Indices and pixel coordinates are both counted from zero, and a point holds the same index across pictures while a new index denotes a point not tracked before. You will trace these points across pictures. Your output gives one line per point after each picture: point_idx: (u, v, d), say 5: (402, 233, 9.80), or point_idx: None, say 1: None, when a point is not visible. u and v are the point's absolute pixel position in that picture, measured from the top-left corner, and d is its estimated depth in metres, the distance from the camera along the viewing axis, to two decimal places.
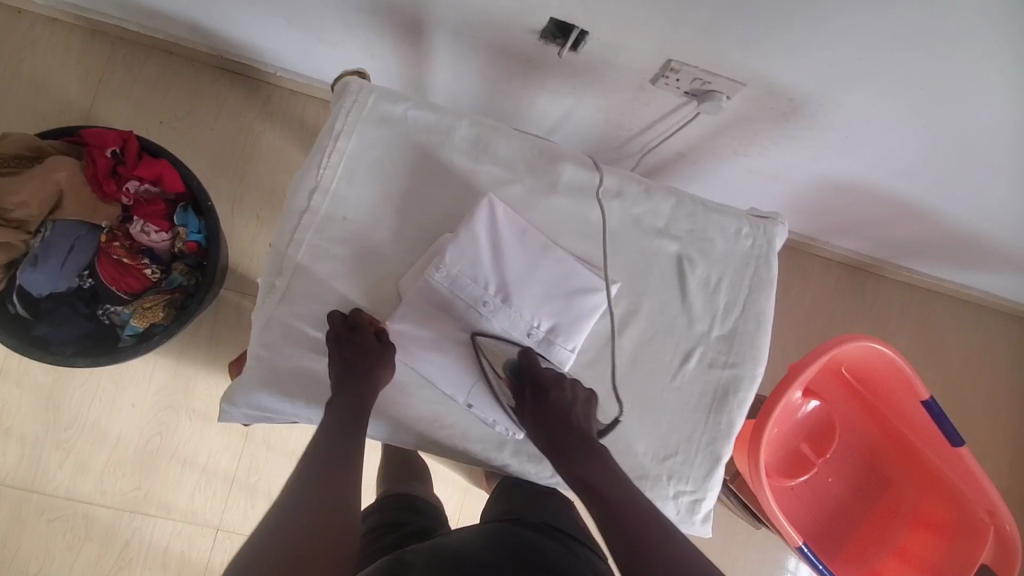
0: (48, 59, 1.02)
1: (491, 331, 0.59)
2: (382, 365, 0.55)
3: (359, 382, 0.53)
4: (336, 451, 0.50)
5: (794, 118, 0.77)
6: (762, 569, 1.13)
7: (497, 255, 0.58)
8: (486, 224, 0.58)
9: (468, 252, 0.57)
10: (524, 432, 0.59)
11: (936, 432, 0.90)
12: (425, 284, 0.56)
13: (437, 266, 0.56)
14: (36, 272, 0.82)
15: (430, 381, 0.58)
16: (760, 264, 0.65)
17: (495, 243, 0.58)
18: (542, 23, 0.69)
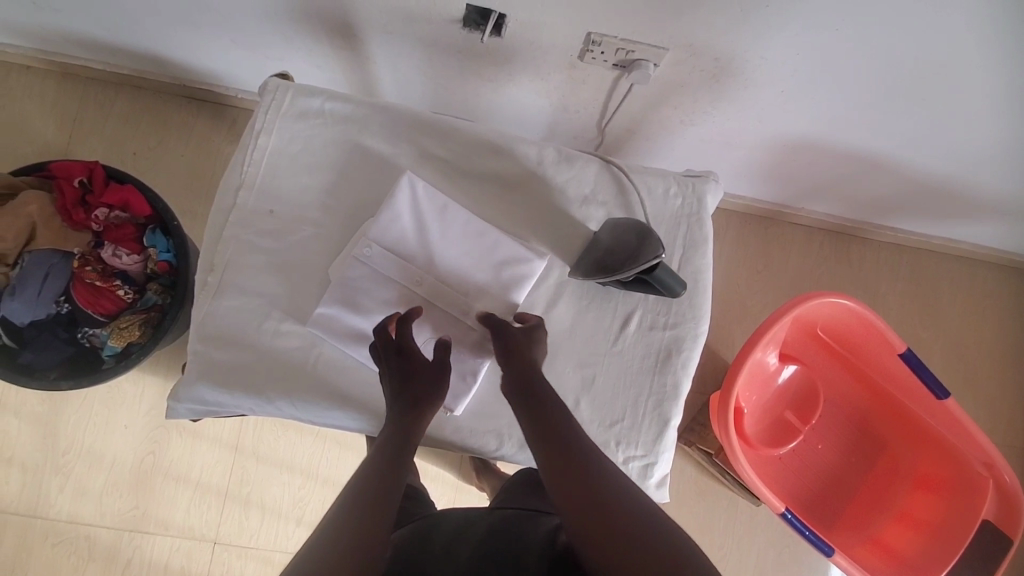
0: (24, 104, 1.09)
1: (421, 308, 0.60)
2: (435, 383, 0.54)
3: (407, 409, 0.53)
4: (390, 456, 0.51)
5: (726, 79, 0.77)
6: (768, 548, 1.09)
7: (422, 231, 0.60)
8: (409, 202, 0.60)
9: (393, 229, 0.59)
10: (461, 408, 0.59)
11: (919, 385, 0.87)
12: (353, 265, 0.58)
13: (364, 244, 0.58)
14: (15, 301, 0.86)
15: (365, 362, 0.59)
16: (692, 222, 0.64)
17: (419, 219, 0.60)
18: (459, 10, 0.71)
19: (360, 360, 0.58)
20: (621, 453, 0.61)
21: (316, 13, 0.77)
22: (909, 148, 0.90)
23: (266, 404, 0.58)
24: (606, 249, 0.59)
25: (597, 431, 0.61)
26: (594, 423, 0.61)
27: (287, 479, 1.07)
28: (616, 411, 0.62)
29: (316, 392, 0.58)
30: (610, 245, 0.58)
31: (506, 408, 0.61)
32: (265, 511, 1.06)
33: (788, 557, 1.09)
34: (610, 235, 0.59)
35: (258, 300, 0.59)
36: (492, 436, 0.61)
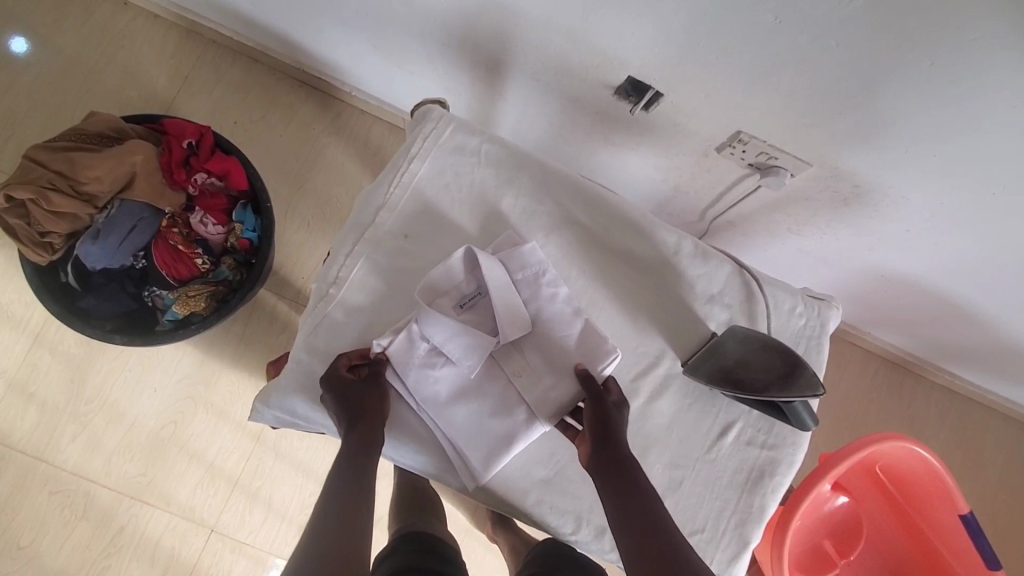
0: (143, 50, 1.09)
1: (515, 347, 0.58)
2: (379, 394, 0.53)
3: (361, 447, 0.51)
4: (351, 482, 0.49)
5: (855, 204, 0.77)
6: None
7: (471, 271, 0.58)
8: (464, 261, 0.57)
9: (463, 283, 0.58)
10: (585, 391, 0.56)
11: (970, 549, 0.84)
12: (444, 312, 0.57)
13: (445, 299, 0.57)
14: (95, 246, 0.85)
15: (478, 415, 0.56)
16: (811, 345, 0.63)
17: (470, 264, 0.57)
18: (619, 79, 0.72)
19: (487, 416, 0.56)
20: None
21: (473, 44, 0.78)
22: (1006, 309, 0.89)
23: None
24: (747, 367, 0.58)
25: None
26: None
27: (301, 482, 1.04)
28: (697, 520, 0.60)
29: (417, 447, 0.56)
30: (754, 365, 0.57)
31: (589, 492, 0.59)
32: (270, 510, 1.02)
33: None
34: (751, 352, 0.58)
35: (371, 323, 0.57)
36: (570, 518, 0.58)
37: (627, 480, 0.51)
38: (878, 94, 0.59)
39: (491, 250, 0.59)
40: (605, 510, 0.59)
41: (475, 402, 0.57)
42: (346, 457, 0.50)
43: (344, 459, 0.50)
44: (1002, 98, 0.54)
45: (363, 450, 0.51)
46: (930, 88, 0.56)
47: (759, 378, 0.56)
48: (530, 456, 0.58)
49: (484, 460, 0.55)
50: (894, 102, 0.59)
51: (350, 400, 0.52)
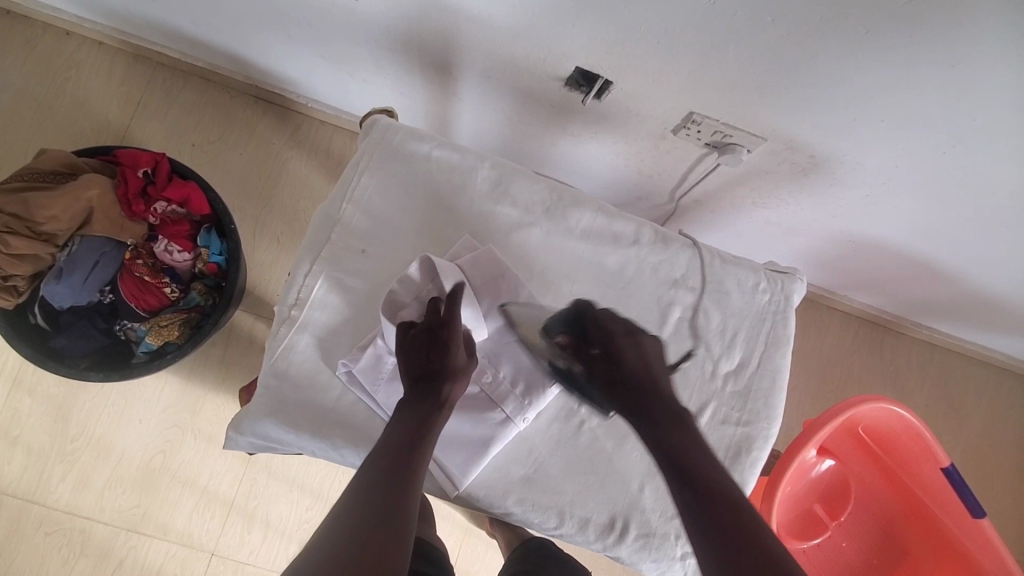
0: (91, 80, 1.07)
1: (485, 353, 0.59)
2: (455, 370, 0.54)
3: (426, 409, 0.52)
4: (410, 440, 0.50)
5: (814, 174, 0.77)
6: None
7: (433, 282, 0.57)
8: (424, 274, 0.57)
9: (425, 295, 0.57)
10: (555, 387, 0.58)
11: (955, 501, 0.86)
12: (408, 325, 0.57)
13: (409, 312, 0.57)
14: (60, 285, 0.84)
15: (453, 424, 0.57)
16: (777, 320, 0.64)
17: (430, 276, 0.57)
18: (568, 70, 0.71)
19: (462, 425, 0.57)
20: (679, 548, 0.60)
21: (420, 47, 0.78)
22: (973, 262, 0.90)
23: (330, 450, 0.56)
24: (628, 364, 0.55)
25: (658, 520, 0.60)
26: (656, 512, 0.60)
27: (296, 498, 1.04)
28: None
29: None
30: (634, 363, 0.55)
31: (570, 485, 0.59)
32: (268, 528, 1.03)
33: None
34: (631, 349, 0.56)
35: (338, 341, 0.57)
36: (553, 513, 0.58)
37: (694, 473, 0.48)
38: (821, 65, 0.59)
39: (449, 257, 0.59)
40: (587, 501, 0.59)
41: (457, 408, 0.58)
42: (408, 422, 0.51)
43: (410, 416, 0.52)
44: (940, 59, 0.55)
45: (424, 422, 0.51)
46: (871, 54, 0.56)
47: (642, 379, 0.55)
48: (508, 456, 0.59)
49: (464, 466, 0.56)
50: (839, 71, 0.59)
51: (423, 365, 0.53)
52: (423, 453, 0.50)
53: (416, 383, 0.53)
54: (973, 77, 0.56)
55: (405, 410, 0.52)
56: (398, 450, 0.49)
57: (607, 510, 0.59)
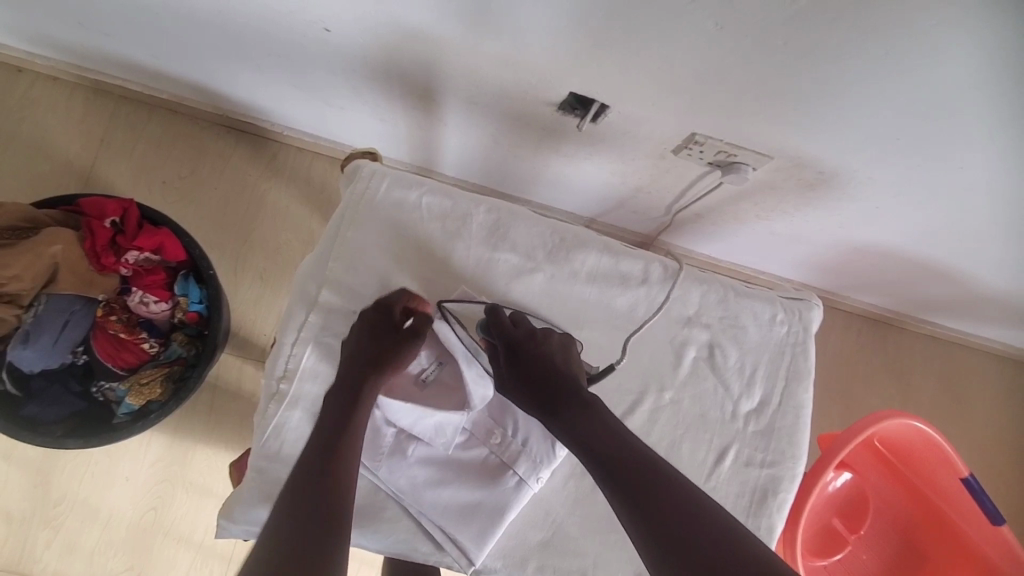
0: (49, 119, 1.01)
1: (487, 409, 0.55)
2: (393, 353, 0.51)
3: (358, 387, 0.49)
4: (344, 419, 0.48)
5: (821, 188, 0.74)
6: None
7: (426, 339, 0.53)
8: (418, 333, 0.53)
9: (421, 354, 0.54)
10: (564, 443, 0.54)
11: (974, 509, 0.85)
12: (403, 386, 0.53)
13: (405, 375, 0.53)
14: (28, 350, 0.77)
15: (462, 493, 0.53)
16: (797, 352, 0.61)
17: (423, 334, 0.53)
18: (560, 95, 0.67)
19: (472, 493, 0.53)
20: None
21: (400, 75, 0.73)
22: (982, 264, 0.88)
23: None
24: (531, 360, 0.52)
25: None
26: None
27: None
28: None
29: (395, 532, 0.51)
30: (543, 361, 0.52)
31: (592, 546, 0.55)
32: None
33: None
34: (534, 343, 0.53)
35: None
36: None
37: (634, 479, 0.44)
38: (832, 85, 0.56)
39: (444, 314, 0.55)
40: (611, 561, 0.55)
41: (465, 474, 0.54)
42: (341, 400, 0.49)
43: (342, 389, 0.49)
44: (956, 75, 0.51)
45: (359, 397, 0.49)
46: (885, 74, 0.53)
47: (556, 379, 0.51)
48: (524, 520, 0.55)
49: (477, 536, 0.52)
50: (850, 91, 0.56)
51: (359, 342, 0.50)
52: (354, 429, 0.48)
53: (352, 361, 0.50)
54: (990, 91, 0.53)
55: (338, 387, 0.50)
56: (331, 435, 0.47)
57: (632, 568, 0.56)
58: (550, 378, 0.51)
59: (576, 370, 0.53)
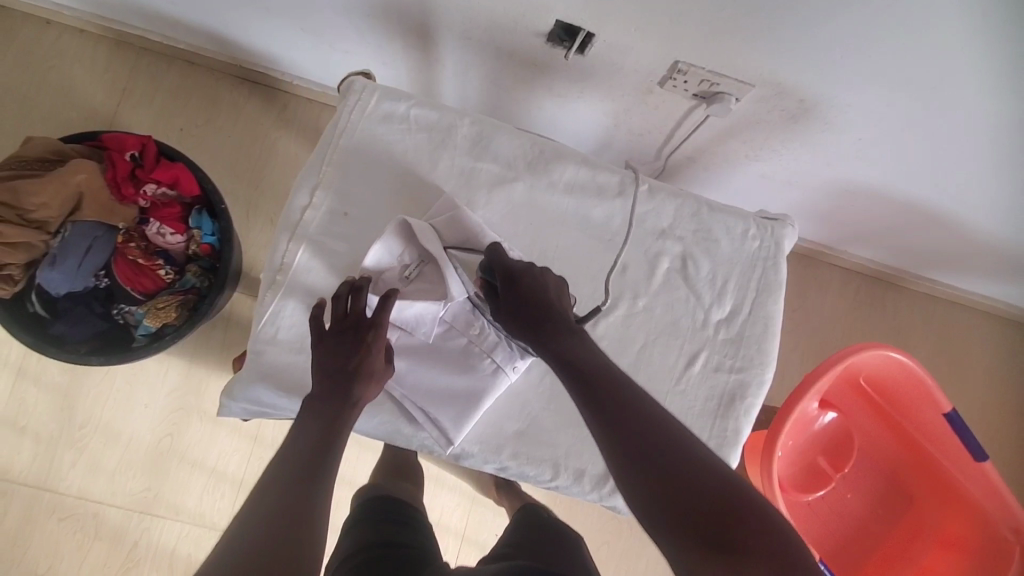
0: (75, 68, 1.07)
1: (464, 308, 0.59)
2: (375, 325, 0.53)
3: (346, 356, 0.53)
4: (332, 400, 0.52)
5: (804, 119, 0.75)
6: None
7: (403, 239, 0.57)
8: (395, 235, 0.56)
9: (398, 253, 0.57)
10: None
11: (956, 446, 0.85)
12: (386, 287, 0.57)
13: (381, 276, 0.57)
14: (55, 272, 0.84)
15: (443, 380, 0.58)
16: (768, 266, 0.63)
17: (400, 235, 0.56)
18: (547, 24, 0.70)
19: (453, 380, 0.58)
20: None
21: (397, 10, 0.76)
22: (973, 207, 0.88)
23: None
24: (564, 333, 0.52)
25: None
26: None
27: None
28: None
29: (379, 414, 0.57)
30: (538, 291, 0.54)
31: (564, 438, 0.59)
32: None
33: None
34: (530, 276, 0.54)
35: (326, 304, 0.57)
36: (548, 465, 0.59)
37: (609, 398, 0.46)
38: (801, 7, 0.57)
39: (428, 216, 0.58)
40: (582, 453, 0.59)
41: (445, 362, 0.59)
42: (330, 370, 0.53)
43: (330, 363, 0.53)
44: None
45: (349, 371, 0.53)
46: None
47: (549, 308, 0.53)
48: (501, 410, 0.59)
49: (456, 417, 0.57)
50: (818, 14, 0.58)
51: (340, 319, 0.53)
52: (345, 411, 0.52)
53: (338, 332, 0.53)
54: (951, 15, 0.54)
55: (326, 352, 0.53)
56: (321, 413, 0.52)
57: (602, 461, 0.59)
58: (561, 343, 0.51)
59: (563, 301, 0.55)
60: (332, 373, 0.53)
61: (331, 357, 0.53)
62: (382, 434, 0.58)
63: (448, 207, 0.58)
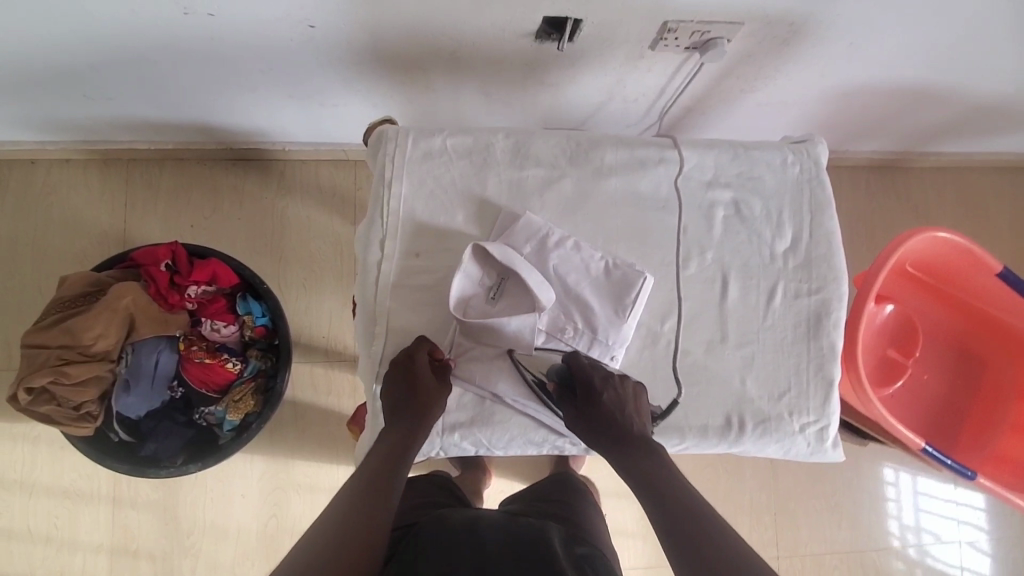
0: (73, 198, 1.07)
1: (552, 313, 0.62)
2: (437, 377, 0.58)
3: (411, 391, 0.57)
4: (401, 434, 0.56)
5: (795, 40, 0.78)
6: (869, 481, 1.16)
7: (481, 263, 0.60)
8: (473, 262, 0.59)
9: (479, 278, 0.60)
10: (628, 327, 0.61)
11: (1012, 297, 0.89)
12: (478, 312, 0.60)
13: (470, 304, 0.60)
14: (132, 396, 0.87)
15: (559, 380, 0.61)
16: (814, 186, 0.66)
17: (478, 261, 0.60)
18: (536, 23, 0.71)
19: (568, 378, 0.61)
20: (796, 423, 0.62)
21: (385, 51, 0.78)
22: (968, 74, 0.90)
23: (455, 442, 0.60)
24: (605, 407, 0.58)
25: (769, 405, 0.62)
26: (764, 398, 0.62)
27: None
28: (781, 383, 0.63)
29: (510, 429, 0.60)
30: (616, 408, 0.58)
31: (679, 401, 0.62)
32: None
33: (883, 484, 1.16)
34: (610, 390, 0.58)
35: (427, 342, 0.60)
36: (673, 431, 0.61)
37: (697, 540, 0.49)
38: None
39: (493, 237, 0.62)
40: (700, 409, 0.62)
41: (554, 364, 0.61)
42: (398, 402, 0.57)
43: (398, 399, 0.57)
44: None
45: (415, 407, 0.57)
46: None
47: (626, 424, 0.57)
48: None
49: None
50: None
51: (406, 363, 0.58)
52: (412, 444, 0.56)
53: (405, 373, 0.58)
54: None
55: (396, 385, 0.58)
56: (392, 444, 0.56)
57: (721, 411, 0.62)
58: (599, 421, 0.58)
59: (644, 416, 0.58)
60: (398, 408, 0.57)
61: (397, 391, 0.57)
62: (515, 445, 0.61)
63: (510, 222, 0.62)
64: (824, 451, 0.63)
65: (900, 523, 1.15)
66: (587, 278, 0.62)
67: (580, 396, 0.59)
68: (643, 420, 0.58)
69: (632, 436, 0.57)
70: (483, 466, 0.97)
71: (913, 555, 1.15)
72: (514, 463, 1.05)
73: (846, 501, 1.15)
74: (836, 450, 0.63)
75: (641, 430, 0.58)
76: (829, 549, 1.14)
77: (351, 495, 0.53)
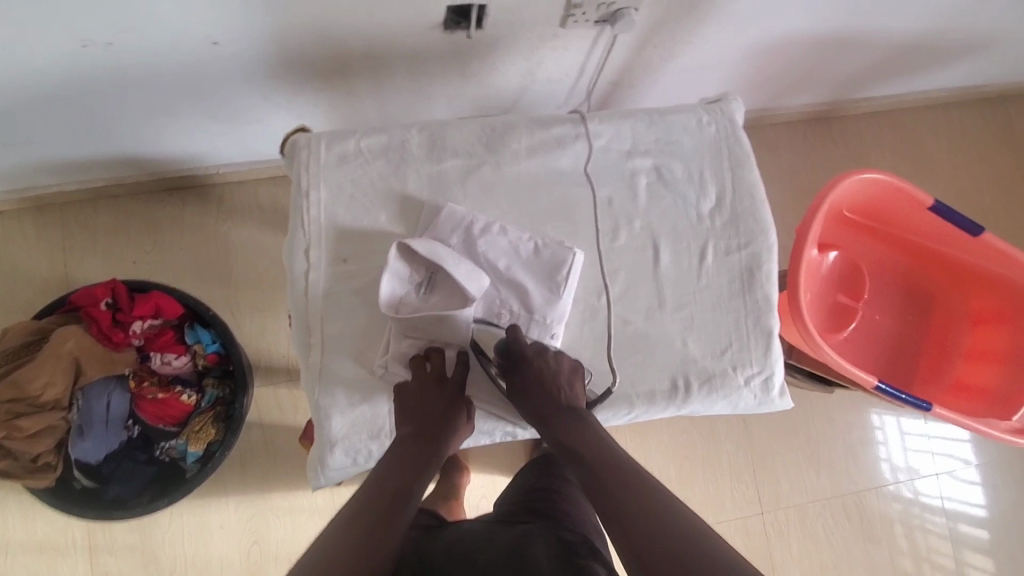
0: (7, 249, 1.05)
1: (487, 303, 0.62)
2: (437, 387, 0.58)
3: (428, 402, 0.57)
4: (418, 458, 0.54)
5: (702, 3, 0.78)
6: (840, 425, 1.18)
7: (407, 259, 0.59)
8: (399, 258, 0.59)
9: (406, 275, 0.60)
10: (566, 305, 0.62)
11: (955, 231, 0.90)
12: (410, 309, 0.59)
13: (399, 302, 0.59)
14: (86, 442, 0.86)
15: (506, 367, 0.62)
16: (731, 143, 0.67)
17: (404, 257, 0.59)
18: (441, 14, 0.71)
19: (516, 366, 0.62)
20: (741, 376, 0.63)
21: (296, 60, 0.77)
22: (877, 18, 0.92)
23: None
24: (534, 376, 0.58)
25: (712, 363, 0.63)
26: (707, 357, 0.63)
27: None
28: (721, 340, 0.64)
29: None
30: (546, 379, 0.58)
31: (624, 371, 0.62)
32: None
33: (853, 426, 1.18)
34: (543, 360, 0.59)
35: (365, 345, 0.60)
36: (622, 403, 0.62)
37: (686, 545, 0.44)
38: None
39: (421, 232, 0.62)
40: (646, 376, 0.62)
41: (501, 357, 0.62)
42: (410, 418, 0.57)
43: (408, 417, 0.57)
44: None
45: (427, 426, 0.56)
46: None
47: (552, 395, 0.58)
48: None
49: None
50: None
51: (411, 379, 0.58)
52: (422, 460, 0.55)
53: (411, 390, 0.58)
54: None
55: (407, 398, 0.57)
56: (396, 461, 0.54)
57: (666, 375, 0.62)
58: (534, 392, 0.58)
59: (574, 391, 0.59)
60: (411, 433, 0.56)
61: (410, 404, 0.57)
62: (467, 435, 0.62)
63: (435, 215, 0.62)
64: (770, 401, 0.64)
65: (891, 465, 1.18)
66: (522, 260, 0.62)
67: (517, 370, 0.59)
68: (573, 393, 0.59)
69: (563, 408, 0.57)
70: (458, 463, 0.97)
71: (907, 494, 1.18)
72: (491, 456, 1.05)
73: (822, 449, 1.17)
74: (783, 399, 0.65)
75: (571, 403, 0.58)
76: (812, 498, 1.16)
77: (350, 514, 0.49)
